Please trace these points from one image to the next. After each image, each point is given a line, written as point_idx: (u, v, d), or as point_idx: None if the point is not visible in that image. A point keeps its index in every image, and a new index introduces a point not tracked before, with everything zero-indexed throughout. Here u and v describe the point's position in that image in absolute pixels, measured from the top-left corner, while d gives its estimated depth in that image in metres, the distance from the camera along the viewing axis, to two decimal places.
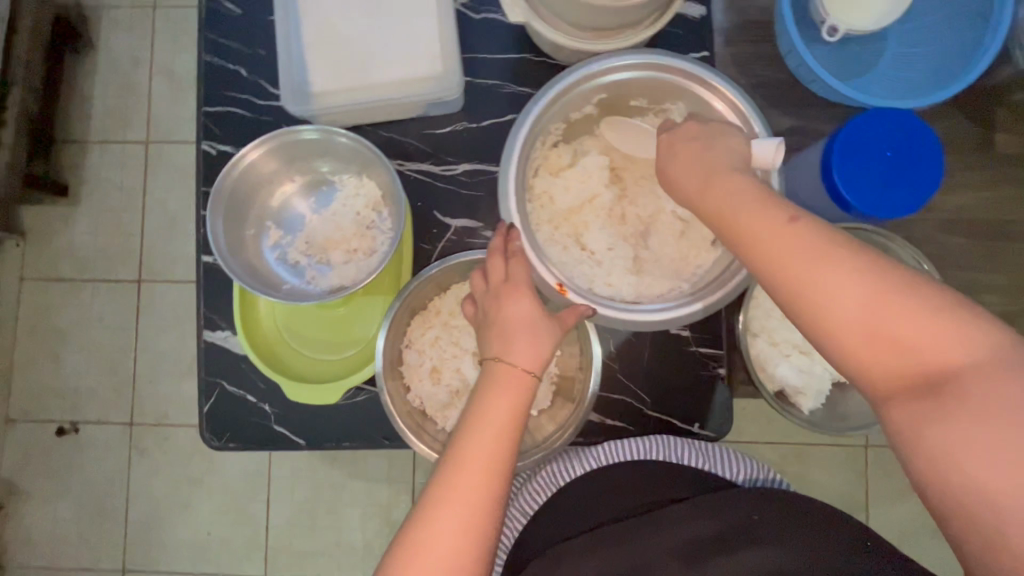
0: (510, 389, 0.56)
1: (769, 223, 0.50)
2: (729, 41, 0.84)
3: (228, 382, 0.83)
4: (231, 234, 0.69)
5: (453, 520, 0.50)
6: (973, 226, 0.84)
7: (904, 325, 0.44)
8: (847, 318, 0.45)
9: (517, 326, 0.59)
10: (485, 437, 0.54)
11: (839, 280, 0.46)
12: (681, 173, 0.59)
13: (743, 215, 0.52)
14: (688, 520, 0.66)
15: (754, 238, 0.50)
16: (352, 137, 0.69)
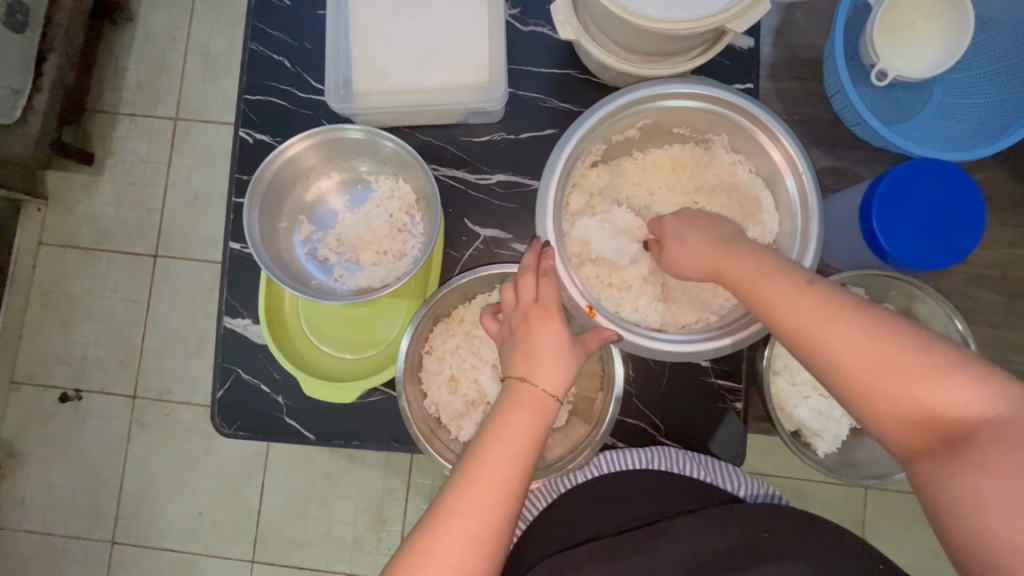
0: (527, 408, 0.55)
1: (785, 284, 0.51)
2: (774, 76, 0.84)
3: (242, 370, 0.83)
4: (265, 225, 0.69)
5: (459, 537, 0.48)
6: (1004, 282, 0.83)
7: (923, 385, 0.42)
8: (865, 375, 0.44)
9: (546, 348, 0.58)
10: (501, 452, 0.52)
11: (861, 338, 0.45)
12: (685, 246, 0.61)
13: (755, 274, 0.53)
14: (693, 535, 0.64)
15: (769, 301, 0.51)
16: (397, 142, 0.69)
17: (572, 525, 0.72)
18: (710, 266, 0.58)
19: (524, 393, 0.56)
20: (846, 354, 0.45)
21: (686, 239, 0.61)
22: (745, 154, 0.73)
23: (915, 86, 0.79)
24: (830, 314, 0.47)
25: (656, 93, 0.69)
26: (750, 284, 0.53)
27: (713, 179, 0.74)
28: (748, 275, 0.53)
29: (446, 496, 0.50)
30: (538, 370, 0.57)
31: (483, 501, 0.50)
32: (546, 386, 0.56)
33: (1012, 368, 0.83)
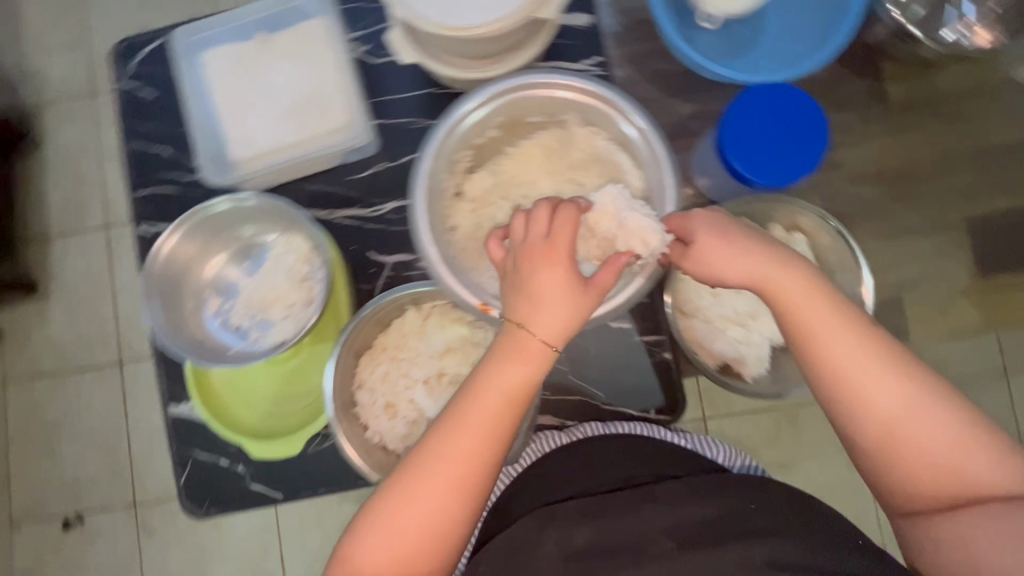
0: (515, 364, 0.58)
1: (851, 334, 0.57)
2: (621, 43, 0.88)
3: (200, 451, 0.85)
4: (169, 310, 0.73)
5: (433, 479, 0.57)
6: (883, 174, 0.88)
7: (942, 440, 0.55)
8: (897, 425, 0.56)
9: (546, 295, 0.57)
10: (489, 407, 0.58)
11: (898, 397, 0.56)
12: (728, 260, 0.61)
13: (824, 326, 0.58)
14: (682, 502, 0.66)
15: (830, 352, 0.58)
16: (262, 199, 0.72)
17: (557, 483, 0.74)
18: (756, 278, 0.60)
19: (511, 349, 0.58)
20: (887, 399, 0.56)
21: (722, 253, 0.61)
22: (599, 124, 0.76)
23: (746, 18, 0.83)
24: (875, 356, 0.57)
25: (493, 92, 0.72)
26: (823, 335, 0.58)
27: (579, 156, 0.78)
28: (812, 324, 0.58)
29: (429, 438, 0.58)
30: (537, 318, 0.58)
31: (462, 454, 0.57)
32: (543, 337, 0.58)
33: (908, 251, 0.88)
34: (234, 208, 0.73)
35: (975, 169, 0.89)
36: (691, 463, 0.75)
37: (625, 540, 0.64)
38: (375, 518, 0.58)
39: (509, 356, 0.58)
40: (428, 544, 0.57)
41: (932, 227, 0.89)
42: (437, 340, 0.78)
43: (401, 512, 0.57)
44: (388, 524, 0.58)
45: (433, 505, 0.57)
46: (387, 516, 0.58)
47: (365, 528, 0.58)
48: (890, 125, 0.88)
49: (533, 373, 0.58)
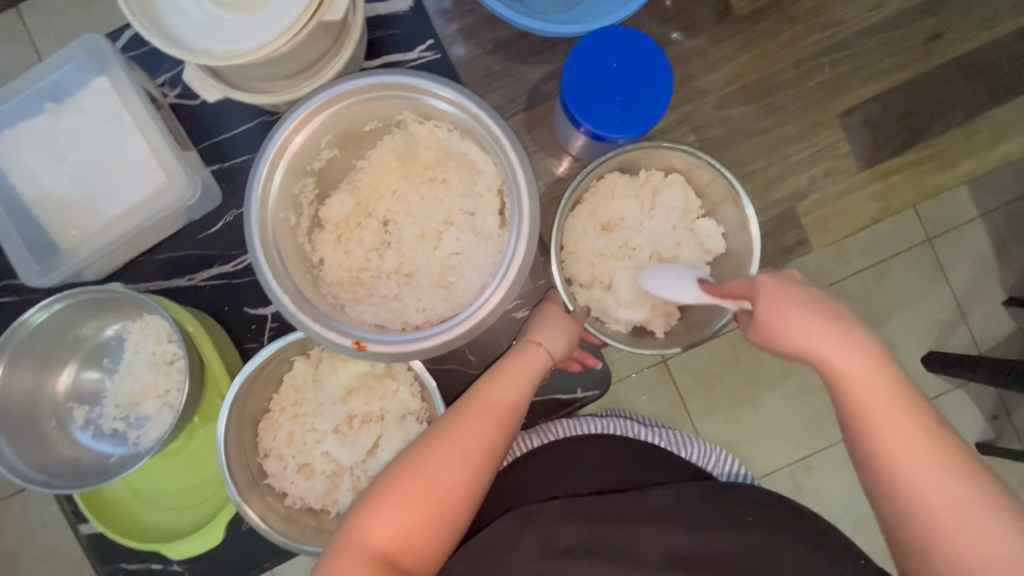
0: (531, 361, 0.64)
1: (897, 415, 0.47)
2: (451, 18, 0.81)
3: (127, 564, 0.79)
4: (27, 440, 0.65)
5: (460, 440, 0.54)
6: (749, 89, 0.85)
7: (997, 553, 0.43)
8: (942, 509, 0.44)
9: (550, 317, 0.70)
10: (509, 388, 0.60)
11: (944, 479, 0.45)
12: (821, 343, 0.49)
13: (876, 398, 0.48)
14: (678, 511, 0.58)
15: (865, 400, 0.48)
16: (87, 291, 0.64)
17: (527, 486, 0.67)
18: (813, 340, 0.49)
19: (529, 352, 0.65)
20: (939, 494, 0.45)
21: (821, 336, 0.49)
22: (435, 115, 0.71)
23: None
24: (909, 430, 0.47)
25: (306, 112, 0.66)
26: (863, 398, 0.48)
27: (428, 154, 0.73)
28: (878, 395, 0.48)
29: (456, 407, 0.57)
30: (541, 333, 0.68)
31: (486, 423, 0.56)
32: (549, 349, 0.66)
33: (793, 162, 0.86)
34: (62, 310, 0.65)
35: (838, 63, 0.86)
36: (673, 466, 0.70)
37: (613, 545, 0.55)
38: (396, 482, 0.51)
39: (523, 354, 0.65)
40: (451, 505, 0.52)
41: (811, 131, 0.87)
42: (334, 386, 0.72)
43: (425, 470, 0.52)
44: (405, 487, 0.51)
45: (446, 471, 0.52)
46: (407, 480, 0.51)
47: (382, 498, 0.51)
48: (744, 38, 0.85)
49: (536, 363, 0.64)
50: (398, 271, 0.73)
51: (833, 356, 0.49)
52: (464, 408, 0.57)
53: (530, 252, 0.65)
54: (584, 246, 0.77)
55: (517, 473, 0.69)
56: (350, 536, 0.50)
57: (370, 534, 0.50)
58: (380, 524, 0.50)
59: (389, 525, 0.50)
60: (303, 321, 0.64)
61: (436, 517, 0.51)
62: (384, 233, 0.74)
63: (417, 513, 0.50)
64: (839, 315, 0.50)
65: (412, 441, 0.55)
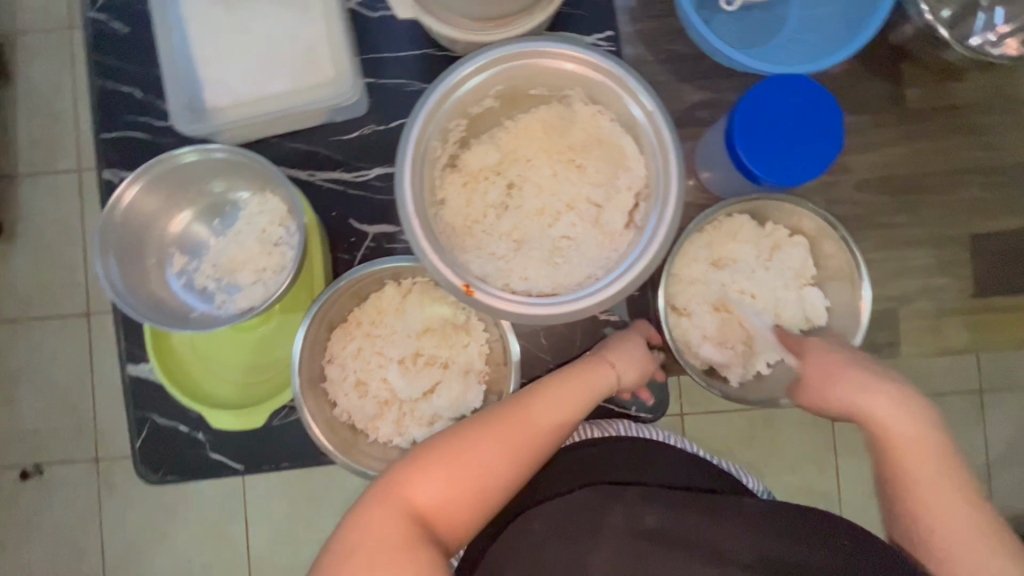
0: (589, 380, 0.66)
1: (905, 424, 0.61)
2: (633, 20, 0.82)
3: (158, 415, 0.81)
4: (128, 267, 0.67)
5: (509, 430, 0.58)
6: (892, 182, 0.85)
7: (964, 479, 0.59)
8: (923, 446, 0.60)
9: (625, 343, 0.71)
10: (566, 403, 0.63)
11: (938, 481, 0.59)
12: (848, 385, 0.64)
13: (828, 367, 0.67)
14: (766, 521, 0.57)
15: (885, 429, 0.62)
16: (231, 151, 0.66)
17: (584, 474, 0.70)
18: (852, 387, 0.64)
19: (581, 367, 0.67)
20: (917, 472, 0.59)
21: (854, 383, 0.64)
22: (603, 102, 0.72)
23: (767, 5, 0.78)
24: (872, 383, 0.63)
25: (494, 57, 0.67)
26: (835, 369, 0.66)
27: (579, 136, 0.74)
28: (831, 375, 0.66)
29: (512, 403, 0.61)
30: (614, 357, 0.69)
31: (534, 421, 0.60)
32: (618, 376, 0.68)
33: (910, 266, 0.86)
34: (202, 160, 0.67)
35: (986, 187, 0.86)
36: (727, 482, 0.74)
37: (697, 539, 0.57)
38: (445, 454, 0.56)
39: (590, 375, 0.66)
40: (486, 495, 0.56)
41: (937, 243, 0.86)
42: (415, 319, 0.73)
43: (472, 451, 0.56)
44: (450, 465, 0.56)
45: (487, 462, 0.56)
46: (453, 455, 0.56)
47: (426, 464, 0.56)
48: (904, 132, 0.84)
49: (599, 387, 0.66)
50: (511, 233, 0.74)
51: (854, 391, 0.64)
52: (520, 401, 0.61)
53: (655, 259, 0.66)
54: (690, 275, 0.77)
55: (584, 455, 0.72)
56: (392, 488, 0.55)
57: (409, 490, 0.55)
58: (420, 487, 0.55)
59: (429, 487, 0.55)
60: (424, 249, 0.64)
61: (472, 492, 0.56)
62: (510, 194, 0.75)
63: (455, 485, 0.55)
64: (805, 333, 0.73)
65: (465, 419, 0.60)
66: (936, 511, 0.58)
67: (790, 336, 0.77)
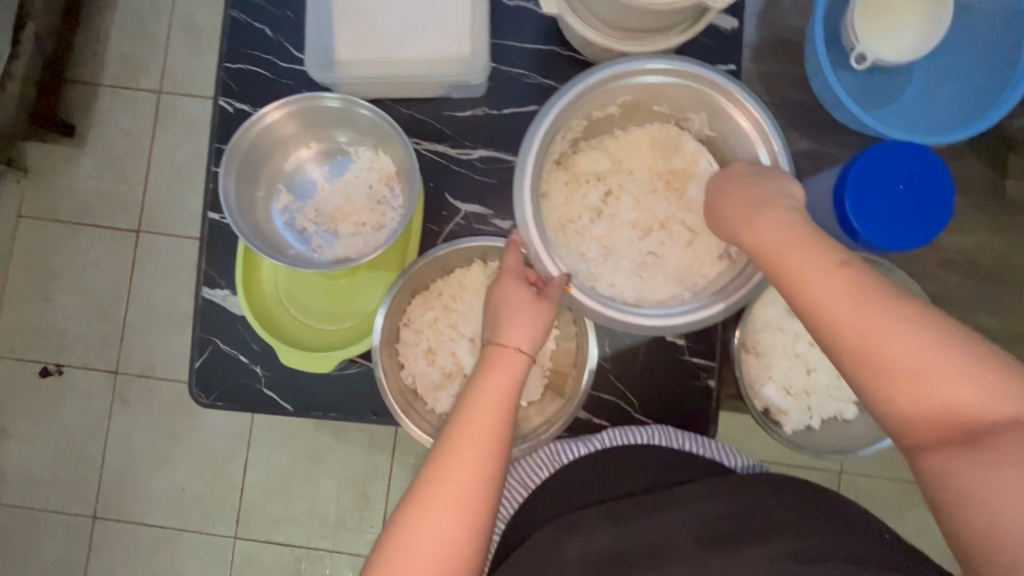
0: (536, 316, 0.63)
1: (818, 261, 0.50)
2: (754, 59, 0.84)
3: (221, 341, 0.83)
4: (242, 194, 0.70)
5: (500, 402, 0.58)
6: (974, 267, 0.85)
7: (942, 371, 0.43)
8: (881, 351, 0.45)
9: (512, 303, 0.64)
10: (493, 386, 0.58)
11: (900, 331, 0.45)
12: (806, 260, 0.51)
13: (800, 250, 0.52)
14: (698, 502, 0.58)
15: (801, 275, 0.51)
16: (374, 111, 0.70)
17: (573, 496, 0.68)
18: (786, 242, 0.53)
19: (517, 309, 0.63)
20: (873, 329, 0.46)
21: (805, 260, 0.51)
22: (723, 132, 0.72)
23: (892, 71, 0.79)
24: (869, 305, 0.47)
25: (637, 69, 0.67)
26: (796, 267, 0.51)
27: (688, 159, 0.75)
28: (835, 294, 0.48)
29: (482, 371, 0.60)
30: (507, 331, 0.62)
31: (516, 383, 0.60)
32: (519, 348, 0.61)
33: None
34: (341, 109, 0.70)
35: None
36: (705, 468, 0.70)
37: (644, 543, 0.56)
38: (452, 454, 0.54)
39: (496, 362, 0.61)
40: (470, 501, 0.52)
41: (1006, 336, 0.86)
42: None
43: (473, 436, 0.55)
44: (433, 493, 0.52)
45: (460, 472, 0.53)
46: (460, 450, 0.54)
47: (438, 470, 0.53)
48: (996, 221, 0.85)
49: (513, 368, 0.60)
50: (606, 241, 0.75)
51: (789, 249, 0.52)
52: (494, 368, 0.60)
53: (747, 297, 0.67)
54: (762, 315, 0.79)
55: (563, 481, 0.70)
56: (419, 506, 0.52)
57: (437, 502, 0.51)
58: (444, 496, 0.52)
59: (452, 491, 0.52)
60: (534, 236, 0.66)
61: (490, 476, 0.54)
62: (611, 202, 0.76)
63: (473, 478, 0.53)
64: (821, 230, 0.53)
65: (452, 414, 0.57)
66: (909, 412, 0.44)
67: (849, 396, 0.77)
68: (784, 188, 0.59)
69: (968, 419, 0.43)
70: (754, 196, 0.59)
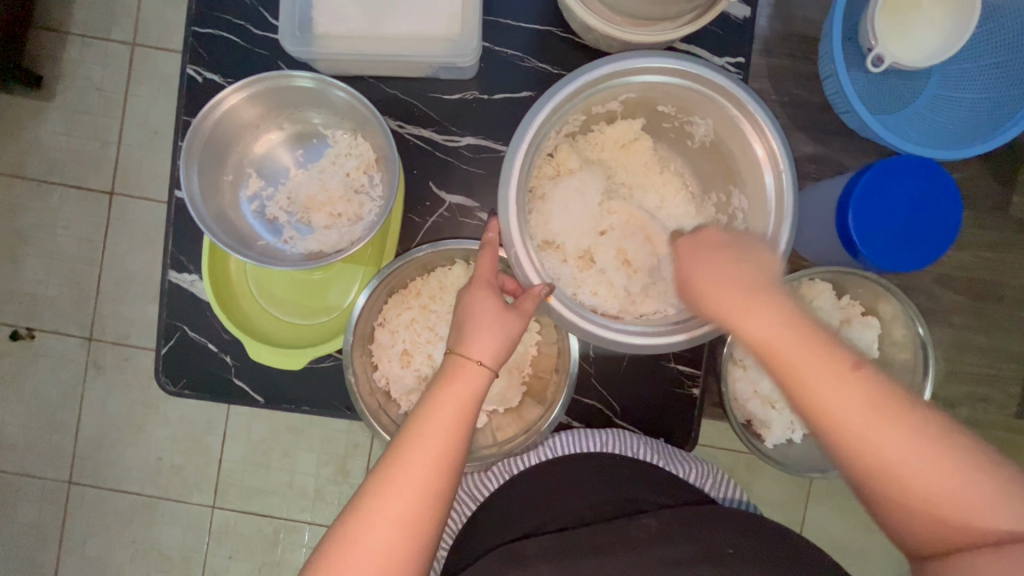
0: (501, 325, 0.57)
1: (821, 356, 0.48)
2: (765, 54, 0.78)
3: (189, 328, 0.79)
4: (206, 180, 0.66)
5: (455, 418, 0.52)
6: (972, 283, 0.83)
7: (953, 487, 0.43)
8: (903, 477, 0.45)
9: (478, 313, 0.58)
10: (446, 403, 0.53)
11: (911, 443, 0.45)
12: (752, 310, 0.51)
13: (840, 401, 0.46)
14: (657, 541, 0.56)
15: (803, 376, 0.48)
16: (351, 93, 0.64)
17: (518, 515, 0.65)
18: (771, 341, 0.50)
19: (481, 317, 0.57)
20: (864, 421, 0.46)
21: (758, 315, 0.51)
22: (729, 140, 0.67)
23: (909, 74, 0.75)
24: (892, 418, 0.45)
25: (638, 65, 0.62)
26: (831, 409, 0.46)
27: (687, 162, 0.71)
28: (842, 407, 0.46)
29: (437, 385, 0.54)
30: (469, 342, 0.56)
31: (476, 397, 0.54)
32: (481, 361, 0.55)
33: (966, 370, 0.84)
34: (316, 91, 0.65)
35: None
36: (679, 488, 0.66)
37: None
38: (397, 470, 0.49)
39: (454, 375, 0.55)
40: (418, 524, 0.48)
41: (998, 354, 0.84)
42: None
43: (422, 452, 0.50)
44: (376, 517, 0.48)
45: (405, 494, 0.48)
46: (406, 466, 0.49)
47: (380, 487, 0.49)
48: (1001, 237, 0.82)
49: (473, 384, 0.54)
50: (593, 250, 0.70)
51: (801, 370, 0.48)
52: (452, 380, 0.54)
53: None
54: None
55: (509, 496, 0.67)
56: (359, 521, 0.48)
57: (378, 520, 0.47)
58: (386, 513, 0.48)
59: (395, 509, 0.48)
60: (515, 237, 0.61)
61: (437, 495, 0.49)
62: (607, 205, 0.71)
63: (418, 497, 0.49)
64: (810, 322, 0.50)
65: (401, 425, 0.52)
66: (920, 526, 0.44)
67: None
68: (768, 266, 0.54)
69: (961, 523, 0.43)
70: (741, 245, 0.56)
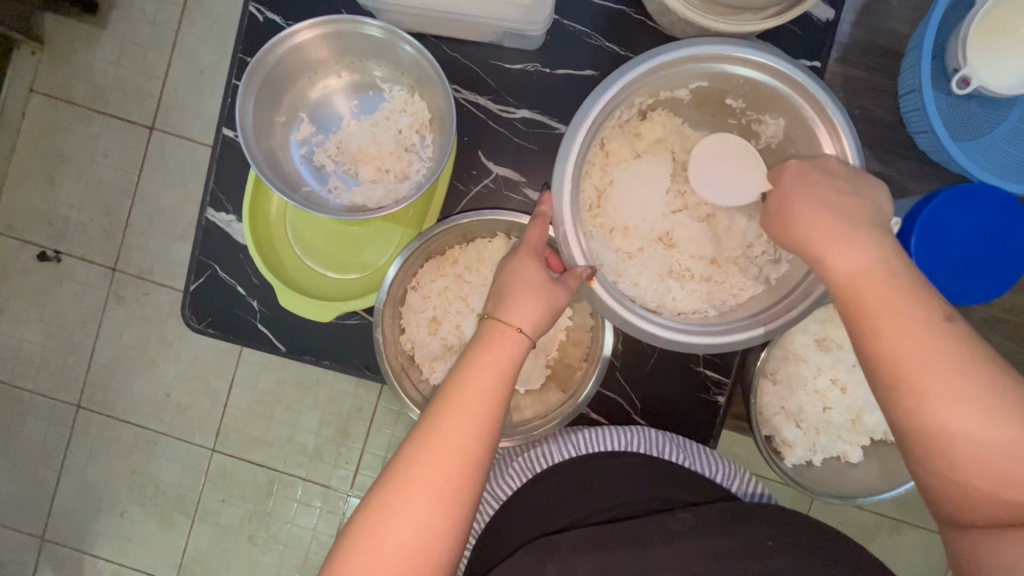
0: (545, 297, 0.56)
1: (872, 283, 0.46)
2: (843, 62, 0.75)
3: (220, 268, 0.79)
4: (261, 117, 0.65)
5: (493, 386, 0.51)
6: (1022, 330, 0.80)
7: (983, 421, 0.41)
8: (963, 439, 0.41)
9: (522, 284, 0.56)
10: (483, 370, 0.51)
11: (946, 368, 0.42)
12: (826, 237, 0.50)
13: (891, 313, 0.44)
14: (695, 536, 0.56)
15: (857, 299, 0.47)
16: (417, 47, 0.63)
17: (548, 509, 0.64)
18: (816, 243, 0.50)
19: (524, 287, 0.56)
20: (898, 329, 0.44)
21: (829, 233, 0.50)
22: (797, 146, 0.64)
23: (992, 101, 0.71)
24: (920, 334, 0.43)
25: (721, 53, 0.60)
26: (878, 308, 0.45)
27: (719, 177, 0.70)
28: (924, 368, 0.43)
29: (475, 352, 0.53)
30: (510, 310, 0.55)
31: (513, 365, 0.53)
32: (524, 331, 0.54)
33: None
34: (382, 40, 0.64)
35: None
36: (707, 489, 0.66)
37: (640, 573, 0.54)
38: (433, 439, 0.48)
39: (492, 343, 0.53)
40: (456, 494, 0.47)
41: None
42: None
43: (459, 421, 0.49)
44: (412, 485, 0.46)
45: (441, 462, 0.47)
46: (444, 433, 0.48)
47: (417, 453, 0.48)
48: None
49: (511, 352, 0.53)
50: (637, 240, 0.69)
51: (835, 260, 0.49)
52: (490, 347, 0.53)
53: (780, 328, 0.62)
54: (787, 342, 0.75)
55: (534, 493, 0.66)
56: (395, 486, 0.47)
57: (413, 489, 0.46)
58: (423, 480, 0.46)
59: (433, 479, 0.47)
60: (567, 215, 0.60)
61: (474, 467, 0.48)
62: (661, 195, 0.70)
63: (454, 467, 0.47)
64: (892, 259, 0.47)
65: (437, 392, 0.51)
66: (957, 481, 0.42)
67: (857, 440, 0.74)
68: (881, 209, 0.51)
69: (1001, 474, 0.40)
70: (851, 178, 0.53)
